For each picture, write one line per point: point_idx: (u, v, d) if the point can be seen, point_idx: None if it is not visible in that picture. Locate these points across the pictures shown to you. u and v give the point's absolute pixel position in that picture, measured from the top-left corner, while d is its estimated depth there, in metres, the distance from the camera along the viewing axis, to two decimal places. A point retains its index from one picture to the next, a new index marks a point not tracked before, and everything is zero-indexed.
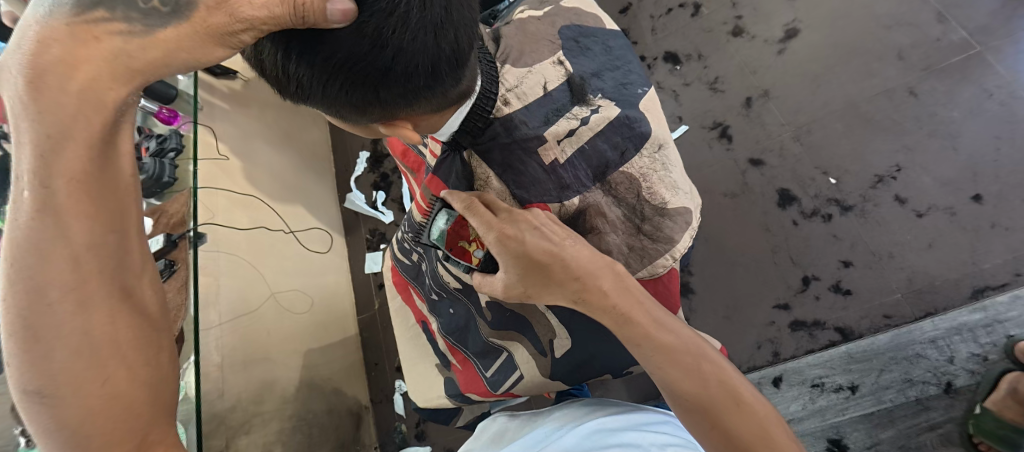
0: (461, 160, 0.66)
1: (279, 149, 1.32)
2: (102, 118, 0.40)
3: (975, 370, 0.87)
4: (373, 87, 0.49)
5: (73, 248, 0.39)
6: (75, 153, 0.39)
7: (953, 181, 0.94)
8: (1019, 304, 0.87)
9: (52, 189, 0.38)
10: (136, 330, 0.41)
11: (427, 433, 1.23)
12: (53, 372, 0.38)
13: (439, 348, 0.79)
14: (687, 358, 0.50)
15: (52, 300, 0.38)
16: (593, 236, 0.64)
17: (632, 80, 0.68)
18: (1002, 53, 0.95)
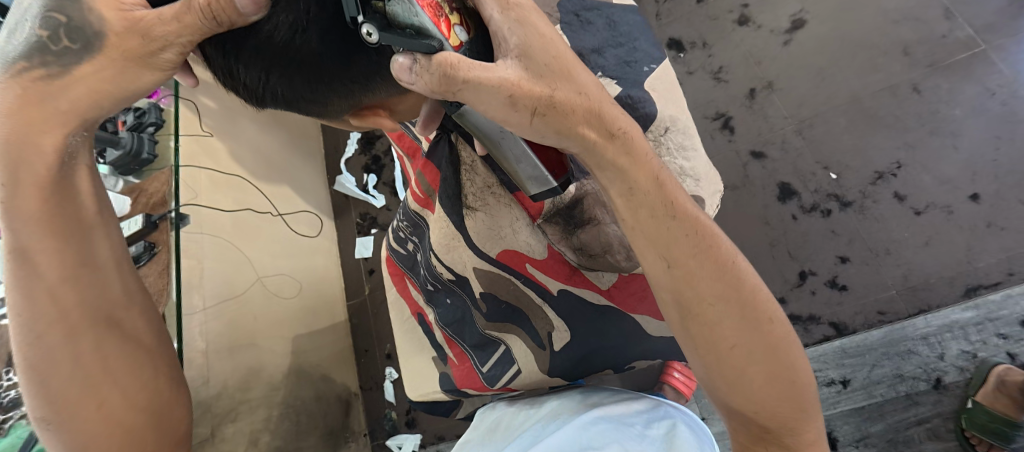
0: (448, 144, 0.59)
1: (266, 128, 1.27)
2: (48, 166, 0.44)
3: (964, 366, 0.89)
4: (316, 76, 0.42)
5: (48, 284, 0.45)
6: (35, 200, 0.44)
7: (952, 180, 0.94)
8: (1010, 303, 0.88)
9: (23, 234, 0.44)
10: (128, 358, 0.48)
11: (418, 421, 1.22)
12: (56, 399, 0.44)
13: (436, 340, 0.75)
14: (728, 296, 0.42)
15: (34, 335, 0.44)
16: (590, 228, 0.57)
17: (638, 57, 0.57)
18: (1007, 51, 0.94)
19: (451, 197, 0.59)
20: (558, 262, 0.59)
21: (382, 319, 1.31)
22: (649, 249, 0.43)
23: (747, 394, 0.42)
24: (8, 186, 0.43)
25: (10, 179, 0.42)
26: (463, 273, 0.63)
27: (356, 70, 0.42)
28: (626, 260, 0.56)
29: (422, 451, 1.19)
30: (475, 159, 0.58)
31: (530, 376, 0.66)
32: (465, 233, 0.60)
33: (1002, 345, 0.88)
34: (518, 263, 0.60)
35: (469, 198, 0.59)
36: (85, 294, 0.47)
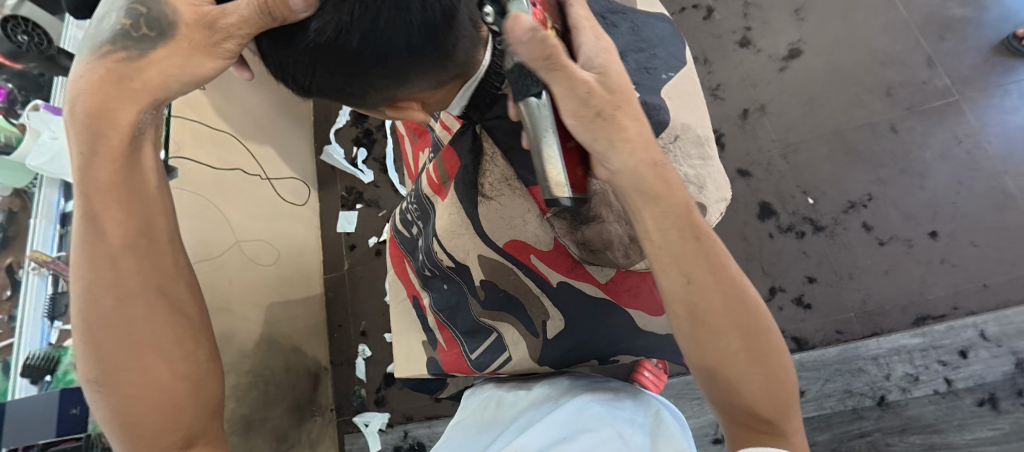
0: (473, 135, 0.59)
1: (257, 89, 1.23)
2: (121, 138, 0.44)
3: (906, 387, 0.96)
4: (356, 75, 0.40)
5: (110, 249, 0.45)
6: (108, 169, 0.44)
7: (914, 216, 1.02)
8: (953, 334, 0.95)
9: (91, 198, 0.44)
10: (172, 326, 0.47)
11: (387, 400, 1.22)
12: (103, 361, 0.44)
13: (427, 323, 0.74)
14: (731, 307, 0.44)
15: (88, 300, 0.45)
16: (595, 226, 0.55)
17: (656, 63, 0.53)
18: (976, 104, 1.02)
19: (467, 184, 0.58)
20: (560, 255, 0.58)
21: (359, 295, 1.30)
22: (670, 264, 0.44)
23: (745, 398, 0.44)
24: (87, 154, 0.43)
25: (88, 148, 0.43)
26: (465, 262, 0.61)
27: (394, 69, 0.40)
28: (625, 258, 0.56)
29: (389, 430, 1.19)
30: (496, 150, 0.57)
31: (519, 364, 0.64)
32: (478, 225, 0.58)
33: (941, 371, 0.94)
34: (523, 254, 0.59)
35: (484, 186, 0.58)
36: (145, 265, 0.47)
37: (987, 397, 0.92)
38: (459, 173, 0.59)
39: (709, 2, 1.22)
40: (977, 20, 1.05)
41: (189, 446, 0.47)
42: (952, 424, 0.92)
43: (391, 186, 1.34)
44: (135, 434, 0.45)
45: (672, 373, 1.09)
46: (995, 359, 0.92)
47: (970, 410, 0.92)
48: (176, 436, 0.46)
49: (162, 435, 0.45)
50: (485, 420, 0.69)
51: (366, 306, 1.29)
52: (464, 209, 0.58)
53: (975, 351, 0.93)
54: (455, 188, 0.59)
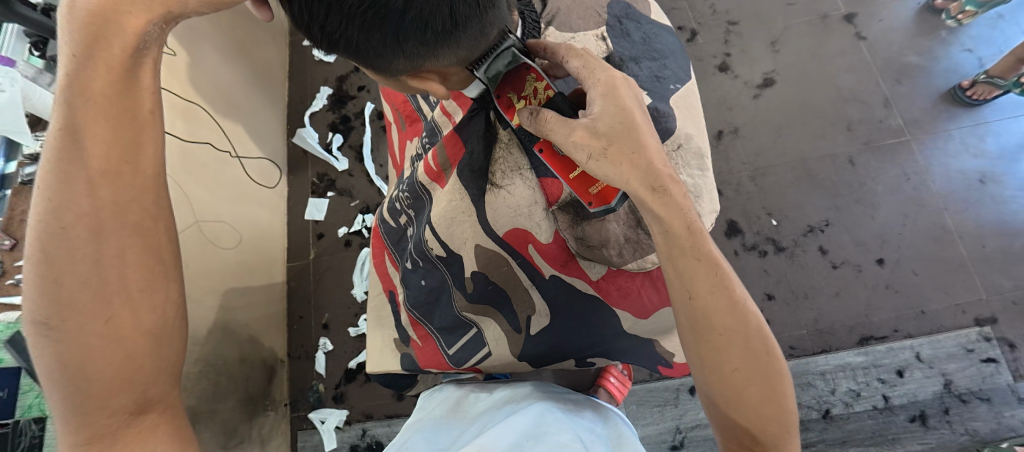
0: (485, 120, 0.56)
1: (229, 61, 1.14)
2: (123, 45, 0.40)
3: (849, 402, 1.02)
4: (395, 35, 0.40)
5: (89, 172, 0.41)
6: (102, 79, 0.40)
7: (865, 244, 1.09)
8: (893, 354, 1.03)
9: (75, 108, 0.40)
10: (145, 271, 0.43)
11: (346, 396, 1.17)
12: (59, 298, 0.40)
13: (400, 321, 0.69)
14: (736, 329, 0.45)
15: (43, 225, 0.39)
16: (595, 221, 0.52)
17: (667, 73, 0.54)
18: (924, 145, 1.12)
19: (476, 171, 0.55)
20: (559, 249, 0.53)
21: (323, 286, 1.25)
22: (675, 279, 0.46)
23: (741, 411, 0.46)
24: (80, 57, 0.39)
25: (84, 52, 0.39)
26: (458, 251, 0.58)
27: (432, 34, 0.41)
28: (619, 257, 0.52)
29: (345, 427, 1.15)
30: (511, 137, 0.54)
31: (499, 359, 0.63)
32: (482, 214, 0.55)
33: (880, 388, 1.02)
34: (520, 245, 0.55)
35: (496, 173, 0.55)
36: (123, 194, 0.42)
37: (918, 413, 1.00)
38: (463, 159, 0.56)
39: (693, 25, 1.26)
40: (928, 69, 1.15)
41: (140, 415, 0.43)
42: (886, 438, 0.99)
43: (366, 176, 1.31)
44: (79, 391, 0.40)
45: (636, 380, 1.11)
46: (927, 379, 1.01)
47: (902, 425, 0.99)
48: (128, 401, 0.42)
49: (117, 398, 0.42)
50: (449, 415, 0.69)
51: (330, 297, 1.24)
52: (471, 194, 0.55)
53: (910, 372, 1.02)
54: (461, 172, 0.56)
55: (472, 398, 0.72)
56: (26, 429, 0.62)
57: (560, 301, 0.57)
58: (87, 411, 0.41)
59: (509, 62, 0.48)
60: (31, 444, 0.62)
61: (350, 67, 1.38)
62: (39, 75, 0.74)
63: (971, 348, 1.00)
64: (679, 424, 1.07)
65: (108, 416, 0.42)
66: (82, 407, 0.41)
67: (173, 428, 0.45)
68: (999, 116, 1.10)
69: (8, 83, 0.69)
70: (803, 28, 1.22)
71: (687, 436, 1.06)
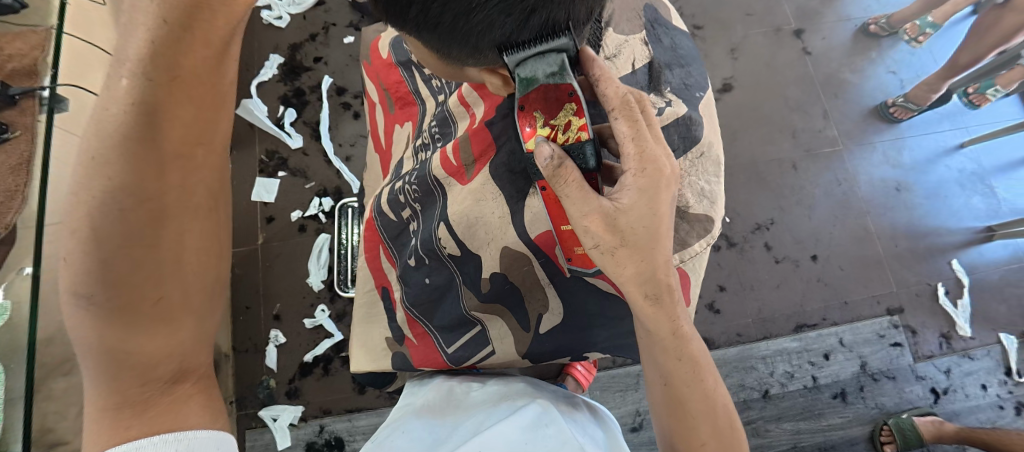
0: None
1: None
2: (229, 17, 0.32)
3: (784, 382, 1.14)
4: (502, 18, 0.38)
5: (160, 151, 0.32)
6: (198, 54, 0.31)
7: (802, 241, 1.21)
8: (821, 339, 1.16)
9: (155, 85, 0.30)
10: (206, 255, 0.37)
11: (300, 391, 1.10)
12: (110, 279, 0.33)
13: (394, 318, 0.66)
14: (705, 409, 0.49)
15: (86, 193, 0.31)
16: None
17: (692, 81, 0.55)
18: (853, 154, 1.26)
19: (515, 173, 0.53)
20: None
21: (274, 274, 1.15)
22: (654, 366, 0.51)
23: None
24: (175, 27, 0.30)
25: (181, 22, 0.30)
26: (476, 251, 0.56)
27: (535, 25, 0.39)
28: None
29: (300, 424, 1.08)
30: None
31: (502, 358, 0.62)
32: (513, 216, 0.53)
33: (810, 370, 1.15)
34: (549, 246, 0.53)
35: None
36: (195, 174, 0.34)
37: (840, 391, 1.14)
38: (494, 158, 0.53)
39: None
40: (860, 86, 1.29)
41: (175, 384, 0.40)
42: (813, 413, 1.13)
43: (324, 155, 1.21)
44: (119, 363, 0.36)
45: (600, 367, 1.16)
46: (848, 361, 1.15)
47: (827, 401, 1.13)
48: (166, 368, 0.38)
49: (154, 369, 0.38)
50: (430, 407, 0.58)
51: (281, 287, 1.15)
52: (508, 195, 0.53)
53: (835, 355, 1.15)
54: (485, 170, 0.54)
55: (463, 387, 0.61)
56: None
57: (574, 301, 0.57)
58: (120, 380, 0.37)
59: (553, 66, 0.41)
60: None
61: (304, 34, 1.26)
62: None
63: (882, 334, 1.16)
64: (638, 407, 1.13)
65: (142, 386, 0.38)
66: (118, 373, 0.37)
67: (205, 401, 0.41)
68: (913, 132, 1.26)
69: None
70: (759, 38, 1.31)
71: (645, 417, 1.12)
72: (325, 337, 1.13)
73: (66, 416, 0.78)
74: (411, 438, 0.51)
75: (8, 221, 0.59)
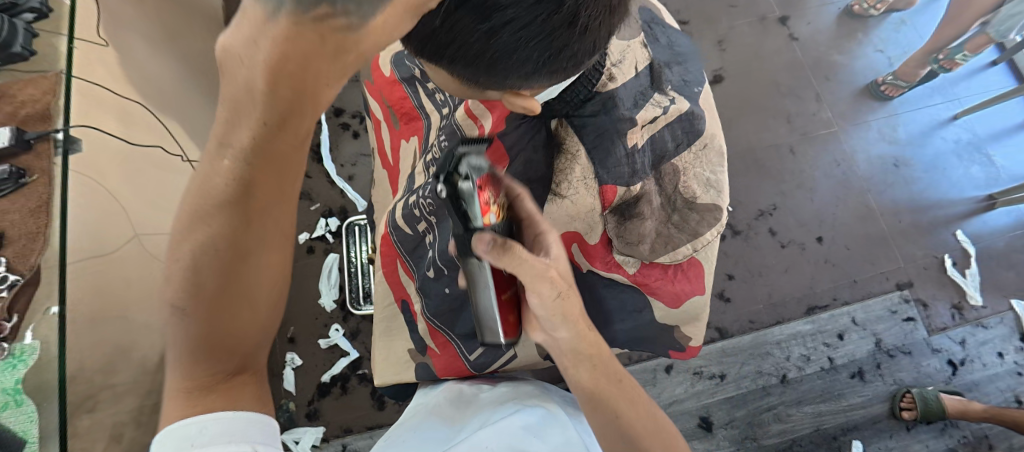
0: (545, 131, 0.52)
1: (157, 51, 1.07)
2: (320, 108, 0.35)
3: (801, 366, 1.15)
4: (538, 56, 0.39)
5: (251, 209, 0.38)
6: (286, 142, 0.35)
7: (806, 223, 1.22)
8: (834, 320, 1.17)
9: (251, 168, 0.35)
10: (276, 280, 0.42)
11: (321, 412, 1.11)
12: (201, 299, 0.39)
13: (416, 330, 0.67)
14: (639, 417, 0.50)
15: (190, 229, 0.38)
16: (633, 222, 0.54)
17: (690, 77, 0.56)
18: (848, 134, 1.27)
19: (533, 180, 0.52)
20: (600, 245, 0.56)
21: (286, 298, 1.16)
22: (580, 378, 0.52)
23: None
24: (270, 127, 0.33)
25: (274, 123, 0.33)
26: None
27: (566, 58, 0.41)
28: (660, 250, 0.56)
29: (323, 446, 1.08)
30: (580, 148, 0.51)
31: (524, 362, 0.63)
32: None
33: (826, 351, 1.15)
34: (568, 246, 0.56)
35: (559, 184, 0.53)
36: (275, 222, 0.39)
37: (857, 370, 1.14)
38: (510, 167, 0.53)
39: None
40: (850, 67, 1.31)
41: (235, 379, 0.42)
42: (833, 394, 1.13)
43: (326, 176, 1.22)
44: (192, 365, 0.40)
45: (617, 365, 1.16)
46: (863, 339, 1.15)
47: (846, 381, 1.13)
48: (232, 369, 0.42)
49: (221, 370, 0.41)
50: (446, 398, 0.60)
51: (293, 310, 1.16)
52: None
53: (849, 334, 1.16)
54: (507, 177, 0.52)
55: (473, 389, 0.62)
56: None
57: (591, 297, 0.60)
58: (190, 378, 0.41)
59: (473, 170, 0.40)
60: None
61: None
62: None
63: (894, 310, 1.16)
64: (659, 402, 1.13)
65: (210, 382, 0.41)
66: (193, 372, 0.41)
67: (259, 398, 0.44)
68: (907, 108, 1.27)
69: None
70: (745, 28, 1.33)
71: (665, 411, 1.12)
72: (341, 356, 1.14)
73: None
74: (422, 428, 0.54)
75: (31, 263, 0.59)
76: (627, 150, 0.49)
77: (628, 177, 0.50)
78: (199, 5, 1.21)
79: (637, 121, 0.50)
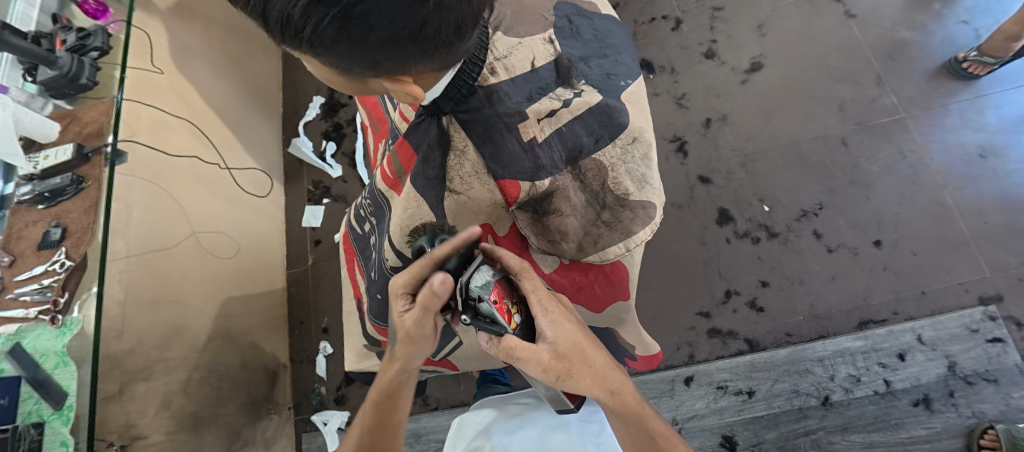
0: (437, 128, 0.54)
1: (218, 73, 1.22)
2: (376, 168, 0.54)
3: (849, 388, 1.00)
4: (398, 43, 0.41)
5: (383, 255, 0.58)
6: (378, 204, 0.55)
7: (861, 225, 1.07)
8: (893, 337, 1.00)
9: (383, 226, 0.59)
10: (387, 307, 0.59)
11: (347, 398, 1.23)
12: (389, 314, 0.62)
13: (368, 329, 0.74)
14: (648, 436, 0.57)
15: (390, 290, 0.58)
16: (553, 218, 0.57)
17: (619, 70, 0.59)
18: (920, 122, 1.10)
19: (431, 179, 0.55)
20: (516, 241, 0.62)
21: (323, 292, 1.32)
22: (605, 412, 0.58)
23: None
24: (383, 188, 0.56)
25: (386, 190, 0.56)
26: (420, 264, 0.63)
27: (431, 35, 0.41)
28: (578, 249, 0.59)
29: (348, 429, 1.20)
30: (467, 144, 0.52)
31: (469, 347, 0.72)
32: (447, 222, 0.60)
33: (881, 373, 0.99)
34: None
35: (453, 181, 0.54)
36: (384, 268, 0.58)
37: (922, 397, 0.97)
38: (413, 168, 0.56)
39: (678, 14, 1.27)
40: (923, 43, 1.13)
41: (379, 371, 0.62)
42: (889, 423, 0.97)
43: (360, 181, 1.37)
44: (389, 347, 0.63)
45: (629, 374, 1.08)
46: (930, 361, 0.98)
47: (905, 410, 0.97)
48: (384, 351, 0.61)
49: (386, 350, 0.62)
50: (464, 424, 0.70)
51: (328, 303, 1.31)
52: (429, 201, 0.55)
53: (912, 355, 0.99)
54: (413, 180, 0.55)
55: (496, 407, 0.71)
56: (26, 434, 0.63)
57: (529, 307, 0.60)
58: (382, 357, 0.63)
59: (490, 325, 0.51)
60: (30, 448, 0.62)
61: None
62: (32, 100, 0.79)
63: (975, 328, 0.98)
64: (675, 415, 1.03)
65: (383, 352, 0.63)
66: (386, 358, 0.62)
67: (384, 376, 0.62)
68: (997, 88, 1.07)
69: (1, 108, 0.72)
70: (790, 9, 1.21)
71: (683, 427, 1.02)
72: None
73: (145, 414, 0.88)
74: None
75: (81, 250, 0.70)
76: (524, 144, 0.51)
77: (531, 172, 0.52)
78: (260, 35, 1.41)
79: (530, 114, 0.51)
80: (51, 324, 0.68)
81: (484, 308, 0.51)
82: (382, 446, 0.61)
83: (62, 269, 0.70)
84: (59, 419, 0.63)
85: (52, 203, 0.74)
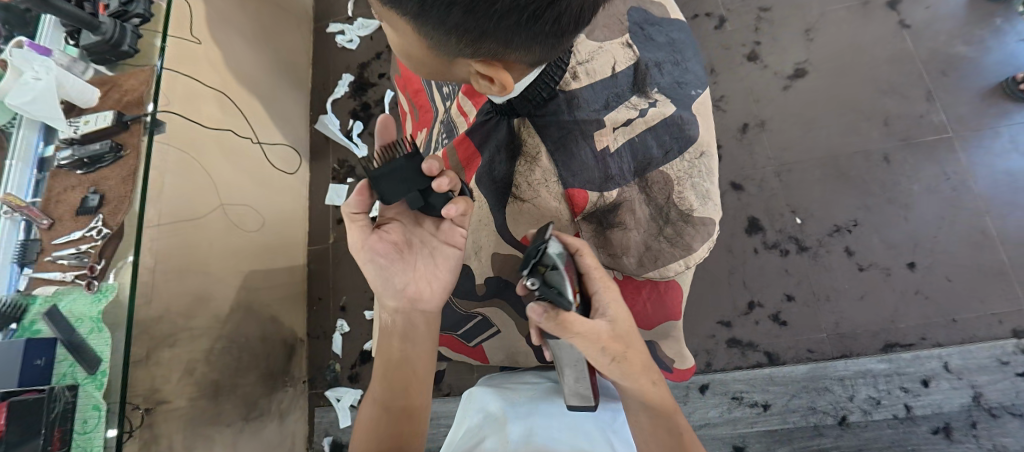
0: (507, 128, 0.62)
1: (251, 44, 1.21)
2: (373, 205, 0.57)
3: (868, 409, 0.98)
4: (516, 21, 0.42)
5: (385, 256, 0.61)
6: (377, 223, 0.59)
7: (896, 246, 1.04)
8: (919, 362, 0.98)
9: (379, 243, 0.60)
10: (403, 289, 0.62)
11: (361, 376, 1.25)
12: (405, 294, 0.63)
13: None
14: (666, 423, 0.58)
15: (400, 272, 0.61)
16: (617, 232, 0.62)
17: (688, 80, 0.65)
18: (967, 143, 1.06)
19: (495, 179, 0.61)
20: None
21: (343, 271, 1.33)
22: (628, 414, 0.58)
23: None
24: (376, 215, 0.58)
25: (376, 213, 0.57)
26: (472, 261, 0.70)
27: (542, 28, 0.44)
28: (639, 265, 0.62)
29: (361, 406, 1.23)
30: (540, 149, 0.60)
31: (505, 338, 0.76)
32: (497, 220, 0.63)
33: (903, 397, 0.97)
34: None
35: (520, 186, 0.61)
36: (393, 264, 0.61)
37: (942, 425, 0.95)
38: (479, 165, 0.62)
39: (722, 11, 1.22)
40: (978, 60, 1.09)
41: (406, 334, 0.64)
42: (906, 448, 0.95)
43: None
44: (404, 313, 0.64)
45: None
46: (955, 390, 0.96)
47: (924, 437, 0.95)
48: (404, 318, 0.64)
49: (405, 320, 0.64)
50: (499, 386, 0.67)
51: (347, 282, 1.32)
52: (495, 204, 0.62)
53: (936, 382, 0.97)
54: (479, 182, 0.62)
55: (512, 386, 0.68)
56: (61, 395, 0.63)
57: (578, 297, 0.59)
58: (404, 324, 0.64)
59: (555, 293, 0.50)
60: (66, 410, 0.63)
61: (371, 54, 1.45)
62: (73, 63, 0.79)
63: (1005, 360, 0.96)
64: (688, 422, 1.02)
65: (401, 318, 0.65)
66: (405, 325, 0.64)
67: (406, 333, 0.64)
68: None
69: (45, 71, 0.73)
70: (841, 14, 1.17)
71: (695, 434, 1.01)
72: None
73: (170, 379, 0.90)
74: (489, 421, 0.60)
75: (118, 219, 0.70)
76: (597, 151, 0.58)
77: (600, 183, 0.59)
78: (293, 7, 1.40)
79: (606, 123, 0.59)
80: (88, 289, 0.69)
81: (554, 276, 0.50)
82: (412, 411, 0.62)
83: (99, 236, 0.71)
84: (93, 382, 0.64)
85: (92, 169, 0.75)
